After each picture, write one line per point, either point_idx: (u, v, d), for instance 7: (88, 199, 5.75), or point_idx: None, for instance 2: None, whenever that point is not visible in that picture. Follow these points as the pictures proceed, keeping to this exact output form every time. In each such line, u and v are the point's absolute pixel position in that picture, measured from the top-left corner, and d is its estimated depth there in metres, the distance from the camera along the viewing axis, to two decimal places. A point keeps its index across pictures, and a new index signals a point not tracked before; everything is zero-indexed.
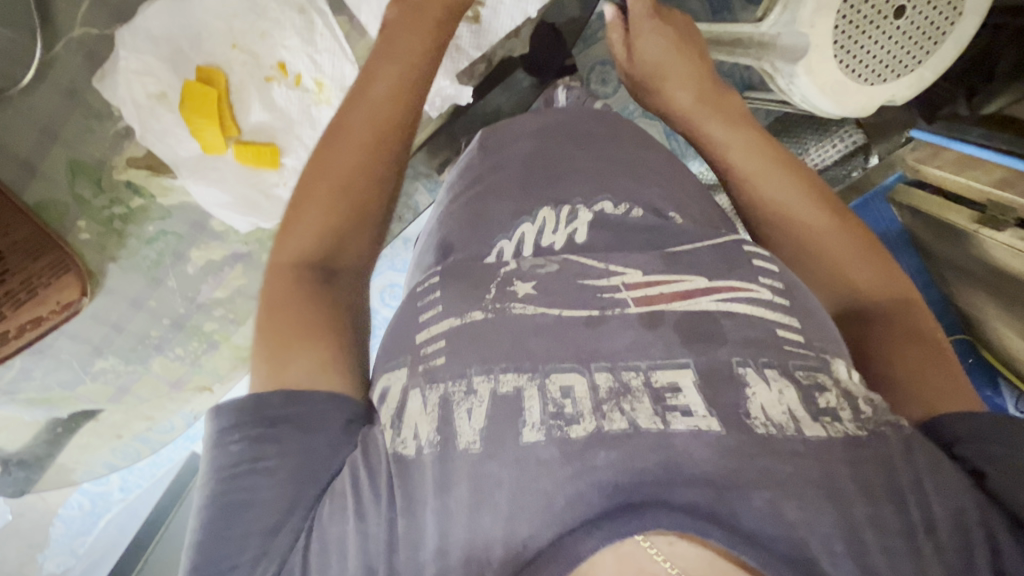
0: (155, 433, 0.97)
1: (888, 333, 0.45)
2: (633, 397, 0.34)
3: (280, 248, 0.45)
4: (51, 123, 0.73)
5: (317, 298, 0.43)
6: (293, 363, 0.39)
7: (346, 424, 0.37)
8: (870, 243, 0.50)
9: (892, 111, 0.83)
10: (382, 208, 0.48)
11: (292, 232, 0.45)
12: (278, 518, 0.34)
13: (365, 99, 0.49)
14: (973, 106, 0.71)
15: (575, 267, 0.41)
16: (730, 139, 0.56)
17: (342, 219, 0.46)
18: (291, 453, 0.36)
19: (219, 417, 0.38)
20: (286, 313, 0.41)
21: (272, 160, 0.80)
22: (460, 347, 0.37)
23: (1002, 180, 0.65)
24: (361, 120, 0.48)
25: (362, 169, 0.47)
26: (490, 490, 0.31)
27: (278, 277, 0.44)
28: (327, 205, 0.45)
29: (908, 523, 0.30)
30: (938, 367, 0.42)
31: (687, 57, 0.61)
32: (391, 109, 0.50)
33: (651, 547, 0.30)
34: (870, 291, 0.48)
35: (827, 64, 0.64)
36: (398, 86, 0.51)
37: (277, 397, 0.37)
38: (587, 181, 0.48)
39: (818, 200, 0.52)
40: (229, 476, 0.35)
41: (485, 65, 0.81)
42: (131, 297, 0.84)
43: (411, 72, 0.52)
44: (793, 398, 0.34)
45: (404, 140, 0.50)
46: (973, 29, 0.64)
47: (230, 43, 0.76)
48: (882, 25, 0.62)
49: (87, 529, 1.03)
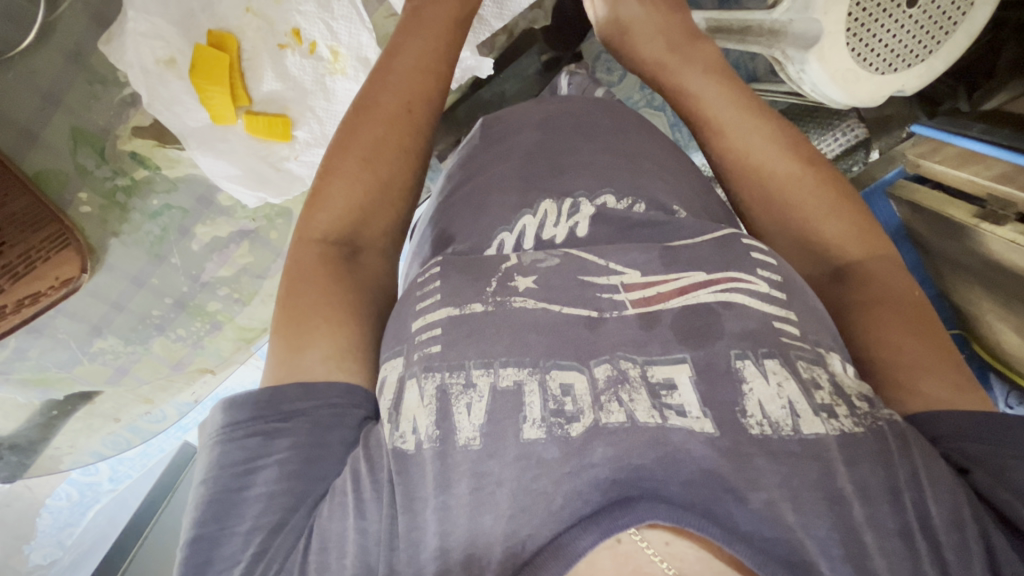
0: (145, 421, 0.97)
1: (862, 295, 0.44)
2: (631, 386, 0.34)
3: (304, 221, 0.46)
4: (53, 89, 0.69)
5: (344, 278, 0.44)
6: (316, 339, 0.40)
7: (361, 419, 0.38)
8: (841, 193, 0.50)
9: (892, 106, 0.85)
10: (407, 185, 0.50)
11: (317, 207, 0.46)
12: (283, 514, 0.34)
13: (393, 83, 0.51)
14: (973, 103, 0.75)
15: (575, 262, 0.41)
16: (709, 96, 0.56)
17: (368, 196, 0.47)
18: (300, 449, 0.36)
19: (228, 410, 0.38)
20: (317, 289, 0.43)
21: (284, 131, 0.79)
22: (458, 339, 0.37)
23: (1003, 175, 0.65)
24: (387, 99, 0.51)
25: (388, 147, 0.49)
26: (490, 489, 0.31)
27: (305, 250, 0.45)
28: (353, 179, 0.47)
29: (911, 531, 0.30)
30: (925, 341, 0.41)
31: (662, 13, 0.62)
32: (416, 89, 0.52)
33: (648, 547, 0.30)
34: (839, 244, 0.48)
35: (839, 52, 0.63)
36: (420, 65, 0.53)
37: (293, 390, 0.38)
38: (595, 174, 0.47)
39: (786, 151, 0.51)
40: (241, 473, 0.35)
41: (506, 37, 0.82)
42: (132, 275, 0.83)
43: (437, 62, 0.54)
44: (793, 391, 0.34)
45: (431, 118, 0.53)
46: (984, 20, 0.63)
47: (244, 7, 0.74)
48: (894, 13, 0.62)
49: (75, 519, 1.00)
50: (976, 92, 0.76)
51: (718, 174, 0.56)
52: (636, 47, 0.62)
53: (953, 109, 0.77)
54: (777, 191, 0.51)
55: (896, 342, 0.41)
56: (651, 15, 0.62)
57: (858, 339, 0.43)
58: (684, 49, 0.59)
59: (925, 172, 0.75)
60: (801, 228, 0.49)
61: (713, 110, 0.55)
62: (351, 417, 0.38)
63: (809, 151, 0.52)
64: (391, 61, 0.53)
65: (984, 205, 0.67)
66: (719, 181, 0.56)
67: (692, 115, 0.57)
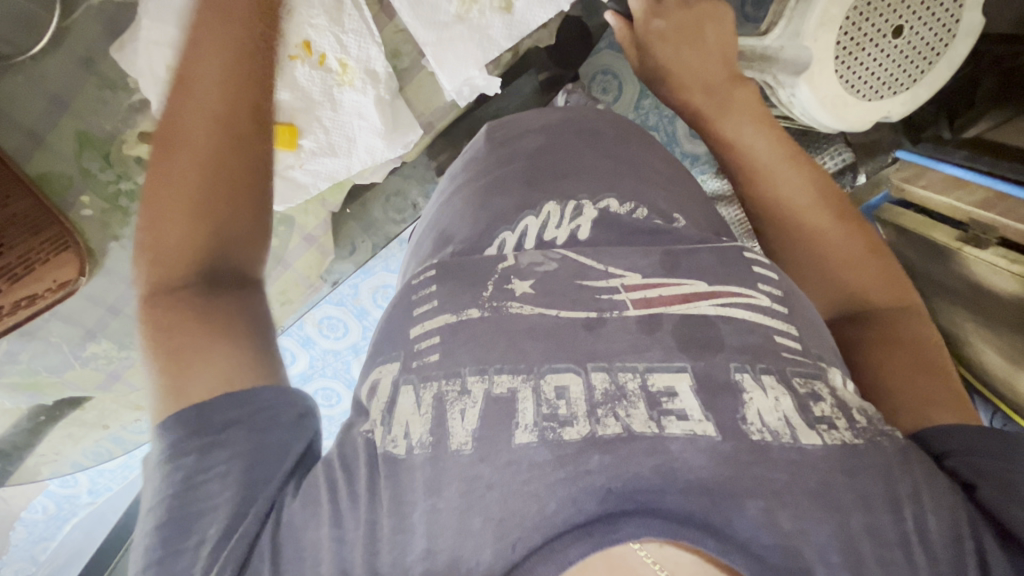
0: (128, 432, 0.95)
1: (878, 337, 0.45)
2: (629, 402, 0.33)
3: (144, 270, 0.39)
4: (62, 92, 0.71)
5: (220, 303, 0.38)
6: (203, 364, 0.36)
7: (299, 416, 0.37)
8: (872, 249, 0.51)
9: (879, 131, 0.87)
10: (256, 195, 0.41)
11: (151, 254, 0.39)
12: (231, 522, 0.32)
13: (198, 89, 0.40)
14: (954, 129, 0.77)
15: (573, 267, 0.41)
16: (749, 139, 0.56)
17: (218, 221, 0.39)
18: (243, 457, 0.34)
19: (162, 433, 0.35)
20: (181, 327, 0.37)
21: (290, 141, 0.77)
22: (455, 347, 0.37)
23: (983, 202, 0.69)
24: (194, 110, 0.40)
25: (222, 163, 0.40)
26: (481, 492, 0.31)
27: (154, 301, 0.38)
28: (186, 215, 0.39)
29: (903, 534, 0.30)
30: (930, 374, 0.42)
31: (703, 52, 0.60)
32: (227, 80, 0.41)
33: (641, 551, 0.30)
34: (867, 294, 0.48)
35: (828, 77, 0.65)
36: (231, 51, 0.42)
37: (223, 400, 0.35)
38: (595, 180, 0.48)
39: (825, 207, 0.52)
40: (182, 490, 0.33)
41: (512, 54, 0.82)
42: (130, 279, 0.82)
43: (252, 57, 0.42)
44: (789, 407, 0.34)
45: (257, 114, 0.42)
46: (965, 51, 0.66)
47: None
48: (881, 43, 0.64)
49: (51, 534, 1.05)
50: (956, 119, 0.78)
51: (752, 217, 0.56)
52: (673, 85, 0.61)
53: (936, 135, 0.79)
54: (813, 242, 0.51)
55: (895, 373, 0.42)
56: (693, 49, 0.60)
57: (861, 370, 0.44)
58: (731, 92, 0.58)
59: (908, 196, 0.80)
60: (829, 277, 0.50)
61: (759, 160, 0.55)
62: (289, 415, 0.36)
63: (844, 206, 0.53)
64: (189, 71, 0.41)
65: (966, 228, 0.72)
66: (752, 222, 0.56)
67: (733, 164, 0.57)
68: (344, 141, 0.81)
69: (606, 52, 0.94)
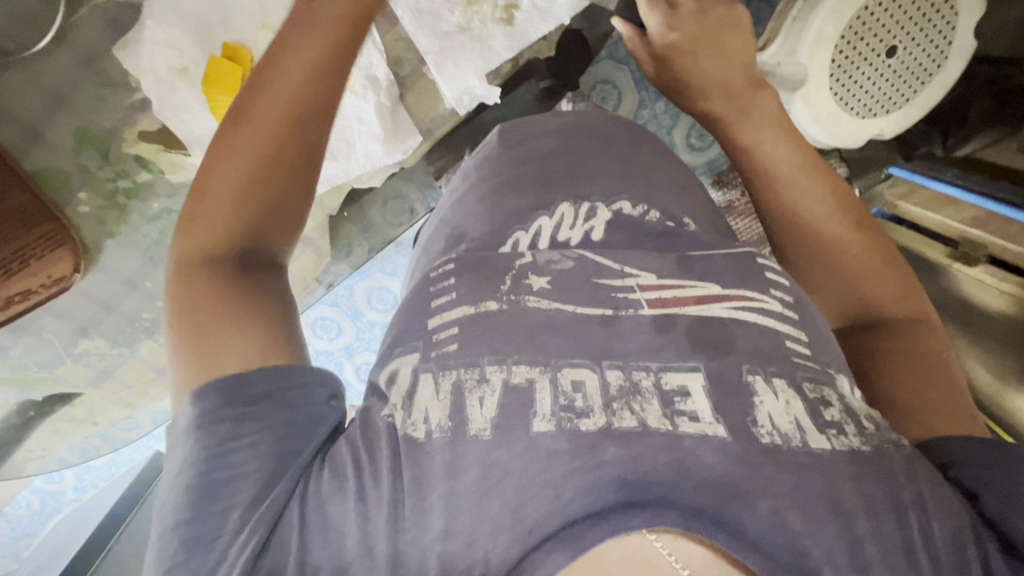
0: (117, 429, 0.94)
1: (894, 345, 0.46)
2: (643, 397, 0.34)
3: (177, 244, 0.40)
4: (62, 90, 0.70)
5: (252, 284, 0.39)
6: (232, 344, 0.36)
7: (329, 399, 0.37)
8: (887, 259, 0.52)
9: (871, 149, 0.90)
10: (304, 187, 0.43)
11: (191, 229, 0.40)
12: (260, 492, 0.32)
13: (275, 81, 0.43)
14: (947, 147, 0.80)
15: (590, 265, 0.41)
16: (768, 145, 0.57)
17: (262, 205, 0.40)
18: (272, 431, 0.34)
19: (191, 401, 0.34)
20: (204, 301, 0.37)
21: None
22: (473, 337, 0.37)
23: (974, 219, 0.71)
24: (268, 99, 0.42)
25: (281, 151, 0.41)
26: (498, 478, 0.31)
27: (182, 275, 0.39)
28: (232, 195, 0.40)
29: (907, 540, 0.30)
30: (942, 386, 0.43)
31: (726, 53, 0.61)
32: (307, 79, 0.43)
33: (657, 542, 0.30)
34: (880, 304, 0.50)
35: (823, 94, 0.66)
36: (318, 55, 0.44)
37: (259, 373, 0.35)
38: (609, 183, 0.48)
39: (842, 215, 0.54)
40: (211, 458, 0.33)
41: (512, 65, 0.82)
42: (125, 276, 0.81)
43: (331, 69, 0.44)
44: (800, 410, 0.34)
45: (326, 113, 0.44)
46: (958, 72, 0.69)
47: (259, 23, 0.74)
48: (875, 63, 0.66)
49: (34, 530, 1.08)
50: (949, 138, 0.80)
51: (766, 223, 0.57)
52: (692, 94, 0.62)
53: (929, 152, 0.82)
54: (832, 250, 0.53)
55: (907, 384, 0.43)
56: (712, 57, 0.61)
57: (872, 381, 0.45)
58: (754, 97, 0.60)
59: (902, 213, 0.81)
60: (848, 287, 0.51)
61: (780, 166, 0.56)
62: (319, 394, 0.36)
63: (859, 215, 0.54)
64: (274, 61, 0.44)
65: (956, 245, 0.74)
66: (766, 227, 0.58)
67: (750, 168, 0.58)
68: (343, 145, 0.80)
69: (606, 62, 0.94)
